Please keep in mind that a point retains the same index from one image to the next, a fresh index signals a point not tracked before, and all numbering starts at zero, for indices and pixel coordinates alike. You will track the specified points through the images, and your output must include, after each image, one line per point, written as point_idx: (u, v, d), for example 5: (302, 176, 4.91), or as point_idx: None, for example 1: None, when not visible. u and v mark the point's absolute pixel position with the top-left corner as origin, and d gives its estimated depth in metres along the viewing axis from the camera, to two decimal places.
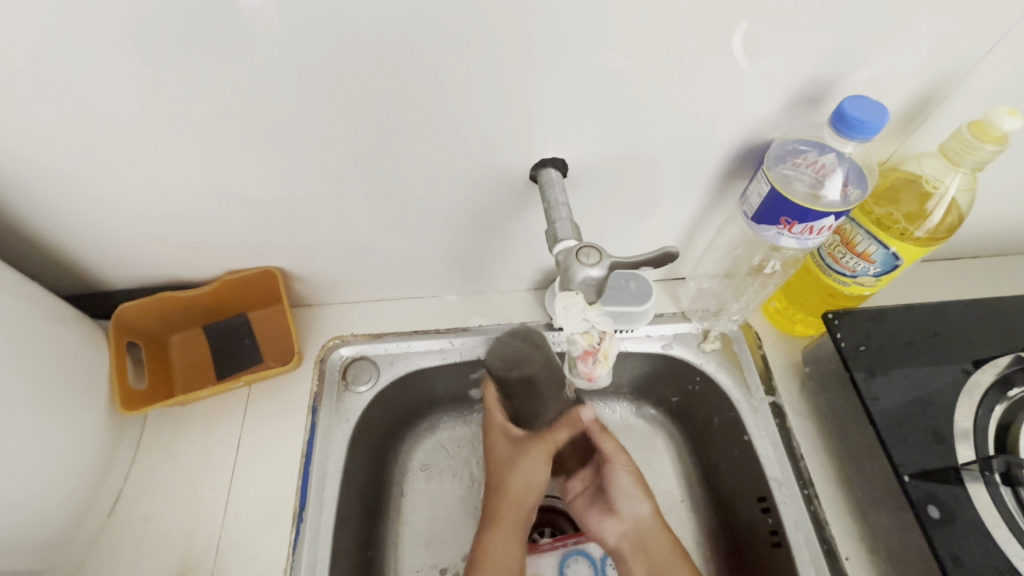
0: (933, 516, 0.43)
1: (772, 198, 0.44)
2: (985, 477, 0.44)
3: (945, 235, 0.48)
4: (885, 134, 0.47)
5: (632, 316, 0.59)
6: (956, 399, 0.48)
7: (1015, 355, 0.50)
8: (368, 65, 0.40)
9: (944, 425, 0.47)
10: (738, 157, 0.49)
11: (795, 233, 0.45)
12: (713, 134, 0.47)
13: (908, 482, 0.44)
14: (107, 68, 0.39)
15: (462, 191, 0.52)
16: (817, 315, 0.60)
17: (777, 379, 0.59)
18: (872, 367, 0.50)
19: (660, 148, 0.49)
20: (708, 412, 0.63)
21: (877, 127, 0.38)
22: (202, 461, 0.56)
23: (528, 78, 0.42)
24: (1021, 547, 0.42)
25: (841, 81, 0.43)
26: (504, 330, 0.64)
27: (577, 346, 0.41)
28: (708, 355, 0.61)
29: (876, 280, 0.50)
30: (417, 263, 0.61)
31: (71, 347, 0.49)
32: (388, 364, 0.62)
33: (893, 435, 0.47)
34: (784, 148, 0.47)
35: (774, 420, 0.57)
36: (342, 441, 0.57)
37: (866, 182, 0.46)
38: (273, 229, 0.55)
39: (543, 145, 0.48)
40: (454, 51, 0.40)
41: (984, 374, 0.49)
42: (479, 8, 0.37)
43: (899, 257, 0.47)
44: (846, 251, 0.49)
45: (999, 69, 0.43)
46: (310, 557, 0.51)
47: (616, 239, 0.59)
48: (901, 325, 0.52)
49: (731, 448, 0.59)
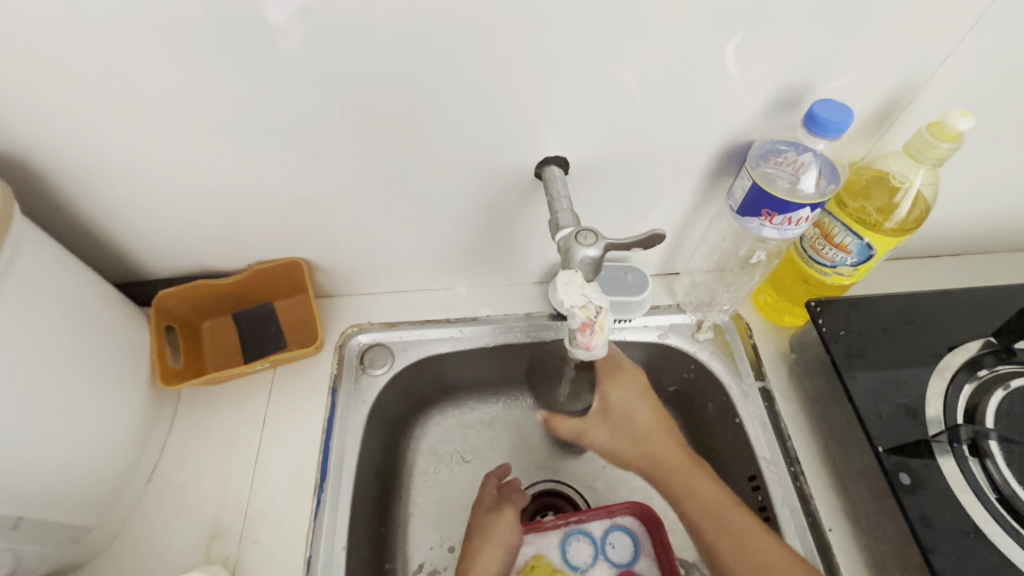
0: (905, 482, 0.47)
1: (754, 193, 0.49)
2: (954, 449, 0.48)
3: (914, 227, 0.52)
4: (857, 135, 0.52)
5: (629, 306, 0.63)
6: (928, 379, 0.52)
7: (983, 340, 0.54)
8: (391, 72, 0.45)
9: (916, 403, 0.51)
10: (725, 156, 0.54)
11: (775, 224, 0.50)
12: (702, 135, 0.52)
13: (882, 453, 0.48)
14: (165, 73, 0.44)
15: (472, 188, 0.57)
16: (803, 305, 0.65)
17: (766, 366, 0.63)
18: (851, 351, 0.54)
19: (653, 149, 0.53)
20: (702, 399, 0.67)
21: (842, 126, 0.43)
22: (231, 436, 0.60)
23: (532, 85, 0.47)
24: (986, 511, 0.45)
25: (815, 87, 0.48)
26: (511, 319, 0.69)
27: (576, 320, 0.46)
28: (701, 344, 0.65)
29: (854, 270, 0.54)
30: (430, 256, 0.66)
31: (118, 327, 0.54)
32: (402, 350, 0.67)
33: (869, 410, 0.51)
34: (765, 148, 0.52)
35: (762, 403, 0.61)
36: (360, 420, 0.62)
37: (839, 176, 0.51)
38: (300, 223, 0.60)
39: (547, 145, 0.53)
40: (467, 61, 0.45)
41: (955, 357, 0.53)
42: (490, 23, 0.42)
43: (873, 248, 0.51)
44: (826, 243, 0.54)
45: (957, 78, 0.48)
46: (330, 524, 0.55)
47: (615, 234, 0.63)
48: (878, 313, 0.56)
49: (724, 431, 0.63)
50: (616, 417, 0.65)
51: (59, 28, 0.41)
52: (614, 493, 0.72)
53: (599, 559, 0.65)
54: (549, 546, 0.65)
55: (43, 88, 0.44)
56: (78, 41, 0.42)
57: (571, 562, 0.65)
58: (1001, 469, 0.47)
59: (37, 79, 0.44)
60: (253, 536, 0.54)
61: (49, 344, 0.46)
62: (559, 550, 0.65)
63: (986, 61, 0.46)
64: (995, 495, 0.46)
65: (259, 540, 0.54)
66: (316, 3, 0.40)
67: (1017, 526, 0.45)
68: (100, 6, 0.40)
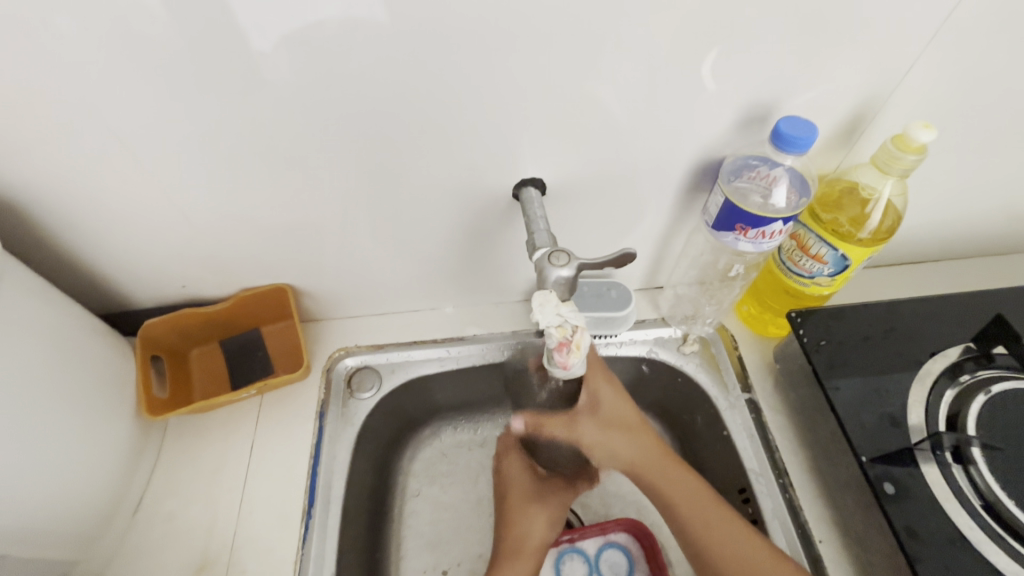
0: (890, 491, 0.47)
1: (727, 209, 0.50)
2: (937, 457, 0.48)
3: (888, 234, 0.52)
4: (827, 147, 0.53)
5: (614, 322, 0.64)
6: (910, 387, 0.52)
7: (962, 346, 0.54)
8: (364, 100, 0.47)
9: (899, 411, 0.51)
10: (699, 172, 0.55)
11: (749, 237, 0.50)
12: (674, 152, 0.53)
13: (866, 462, 0.48)
14: (149, 104, 0.45)
15: (453, 210, 0.58)
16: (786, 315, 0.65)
17: (752, 378, 0.63)
18: (832, 361, 0.55)
19: (628, 167, 0.54)
20: (691, 412, 0.67)
21: (808, 141, 0.44)
22: (219, 463, 0.60)
23: (506, 108, 0.48)
24: (970, 517, 0.45)
25: (782, 103, 0.49)
26: (498, 338, 0.69)
27: (553, 339, 0.45)
28: (688, 357, 0.66)
29: (832, 280, 0.55)
30: (414, 277, 0.67)
31: (103, 358, 0.54)
32: (389, 372, 0.67)
33: (851, 419, 0.51)
34: (737, 163, 0.53)
35: (750, 414, 0.61)
36: (348, 443, 0.62)
37: (807, 186, 0.52)
38: (284, 250, 0.60)
39: (524, 166, 0.53)
40: (439, 87, 0.46)
41: (935, 363, 0.53)
42: (459, 51, 0.44)
43: (848, 258, 0.51)
44: (802, 255, 0.54)
45: (919, 89, 0.49)
46: (318, 551, 0.55)
47: (597, 251, 0.64)
48: (859, 323, 0.57)
49: (713, 443, 0.63)
50: (605, 411, 0.58)
51: (42, 68, 0.42)
52: (607, 509, 0.72)
53: None
54: (543, 567, 0.66)
55: (28, 122, 0.45)
56: (63, 76, 0.43)
57: None
58: (985, 475, 0.47)
59: (23, 115, 0.45)
60: (240, 565, 0.54)
61: (33, 375, 0.46)
62: (553, 571, 0.65)
63: (945, 73, 0.48)
64: (980, 502, 0.46)
65: (246, 569, 0.54)
66: (289, 40, 0.42)
67: (1002, 532, 0.45)
68: (83, 50, 0.41)
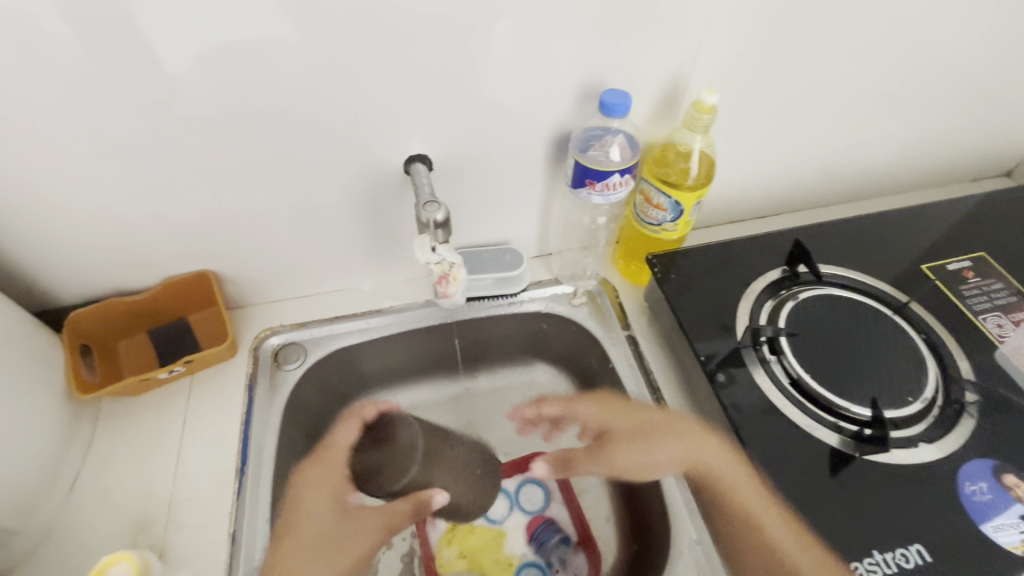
0: (721, 380, 0.59)
1: (578, 168, 0.61)
2: (757, 353, 0.60)
3: (707, 182, 0.65)
4: (658, 117, 0.66)
5: (512, 280, 0.76)
6: (739, 302, 0.65)
7: (780, 269, 0.68)
8: (262, 95, 0.54)
9: (731, 322, 0.63)
10: (562, 143, 0.66)
11: (598, 190, 0.62)
12: (537, 126, 0.64)
13: (705, 362, 0.60)
14: (61, 108, 0.50)
15: (358, 192, 0.66)
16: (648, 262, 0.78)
17: (630, 318, 0.75)
18: (680, 291, 0.67)
19: (502, 143, 0.65)
20: (587, 356, 0.78)
21: (624, 107, 0.56)
22: (153, 439, 0.64)
23: (388, 96, 0.57)
24: (779, 391, 0.57)
25: (614, 81, 0.61)
26: (413, 307, 0.77)
27: (436, 273, 0.59)
28: (578, 308, 0.77)
29: (675, 225, 0.67)
30: (331, 258, 0.74)
31: (29, 347, 0.58)
32: (314, 346, 0.74)
33: (695, 331, 0.63)
34: (587, 133, 0.64)
35: (628, 347, 0.72)
36: (277, 410, 0.68)
37: (637, 150, 0.64)
38: (203, 239, 0.66)
39: (413, 145, 0.62)
40: (327, 79, 0.54)
41: (757, 283, 0.67)
42: (338, 48, 0.52)
43: (681, 204, 0.64)
44: (649, 206, 0.66)
45: (717, 64, 0.62)
46: (252, 502, 0.60)
47: (491, 221, 0.74)
48: (703, 259, 0.69)
49: (605, 378, 0.74)
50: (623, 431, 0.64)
51: None
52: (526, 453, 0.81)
53: (513, 509, 0.74)
54: None
55: None
56: None
57: (488, 515, 0.73)
58: (793, 362, 0.59)
59: None
60: (178, 523, 0.59)
61: None
62: None
63: (733, 50, 0.61)
64: (787, 380, 0.58)
65: (184, 525, 0.59)
66: (186, 41, 0.49)
67: (803, 400, 0.57)
68: None
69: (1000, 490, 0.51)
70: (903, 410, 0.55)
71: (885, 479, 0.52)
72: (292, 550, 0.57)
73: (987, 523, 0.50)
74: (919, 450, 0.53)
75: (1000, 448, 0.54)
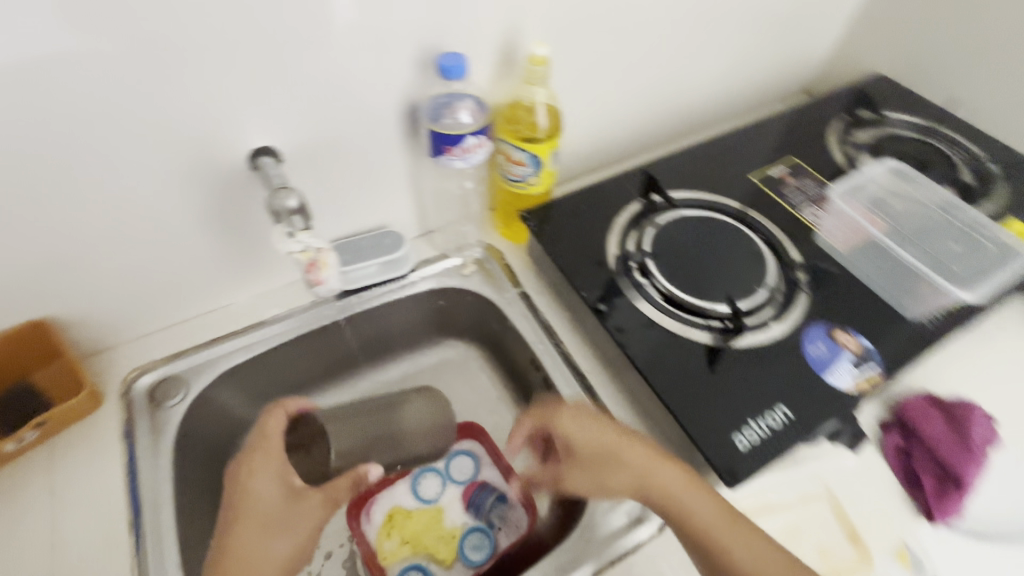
0: (604, 309, 0.63)
1: (432, 135, 0.61)
2: (630, 278, 0.66)
3: (557, 133, 0.69)
4: (501, 76, 0.67)
5: (396, 263, 0.75)
6: (608, 237, 0.70)
7: (639, 201, 0.74)
8: (57, 106, 0.48)
9: (605, 257, 0.68)
10: (415, 116, 0.66)
11: (457, 155, 0.62)
12: (384, 101, 0.63)
13: (587, 296, 0.65)
14: None
15: (206, 200, 0.61)
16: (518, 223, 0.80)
17: (519, 276, 0.78)
18: (556, 239, 0.70)
19: (352, 124, 0.63)
20: (488, 321, 0.79)
21: (459, 69, 0.58)
22: (16, 518, 0.56)
23: (211, 89, 0.53)
24: (654, 307, 0.63)
25: (449, 45, 0.61)
26: (298, 311, 0.73)
27: (302, 261, 0.64)
28: (469, 277, 0.78)
29: (538, 178, 0.70)
30: (194, 277, 0.68)
31: None
32: (195, 376, 0.67)
33: (574, 272, 0.67)
34: (434, 102, 0.65)
35: (523, 303, 0.75)
36: (166, 451, 0.62)
37: (486, 111, 0.67)
38: (28, 283, 0.58)
39: (255, 139, 0.59)
40: (132, 79, 0.49)
41: (621, 217, 0.72)
42: (136, 41, 0.47)
43: (537, 155, 0.67)
44: (510, 163, 0.69)
45: (545, 17, 0.64)
46: (155, 551, 0.55)
47: (363, 205, 0.72)
48: (572, 207, 0.74)
49: (508, 337, 0.77)
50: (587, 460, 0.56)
51: None
52: None
53: (446, 485, 0.74)
54: (401, 495, 0.73)
55: None
56: None
57: (422, 497, 0.73)
58: (661, 279, 0.65)
59: None
60: None
61: None
62: (410, 493, 0.73)
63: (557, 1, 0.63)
64: (659, 295, 0.64)
65: None
66: None
67: (674, 309, 0.63)
68: None
69: (834, 345, 0.61)
70: (752, 299, 0.64)
71: (751, 359, 0.59)
72: (267, 465, 0.55)
73: (829, 374, 0.58)
74: (770, 330, 0.62)
75: (832, 314, 0.63)
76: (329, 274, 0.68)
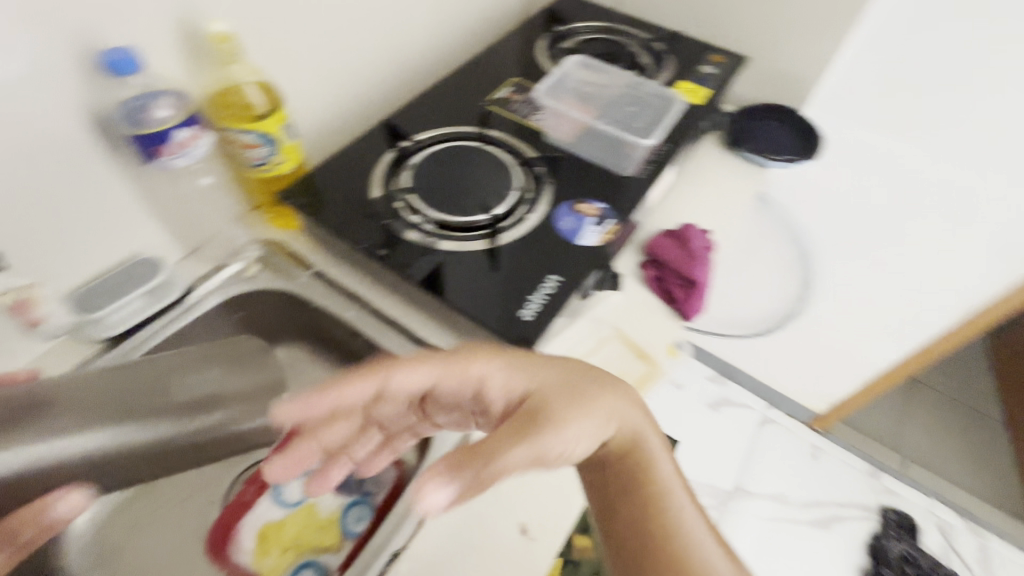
0: (383, 253, 0.67)
1: (135, 139, 0.58)
2: (399, 219, 0.70)
3: (278, 106, 0.70)
4: (194, 66, 0.65)
5: (162, 289, 0.69)
6: (370, 191, 0.73)
7: (390, 151, 0.78)
8: None
9: (373, 209, 0.72)
10: (110, 129, 0.60)
11: (173, 153, 0.61)
12: (60, 121, 0.56)
13: (365, 248, 0.68)
14: None
15: None
16: (280, 208, 0.78)
17: (307, 257, 0.77)
18: (321, 209, 0.72)
19: (30, 156, 0.56)
20: (293, 312, 0.77)
21: (129, 60, 0.55)
22: None
23: None
24: (426, 237, 0.69)
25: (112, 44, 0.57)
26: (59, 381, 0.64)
27: (7, 305, 0.59)
28: (256, 277, 0.75)
29: (280, 156, 0.70)
30: None
31: None
32: None
33: (347, 232, 0.69)
34: (125, 107, 0.59)
35: (317, 280, 0.75)
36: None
37: (195, 106, 0.65)
38: None
39: None
40: None
41: (377, 169, 0.76)
42: None
43: (268, 133, 0.66)
44: (244, 149, 0.67)
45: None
46: None
47: (95, 241, 0.65)
48: (328, 175, 0.75)
49: (317, 319, 0.76)
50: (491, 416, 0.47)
51: None
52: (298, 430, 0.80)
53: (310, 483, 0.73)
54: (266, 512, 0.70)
55: None
56: None
57: (290, 503, 0.71)
58: (426, 210, 0.71)
59: None
60: None
61: None
62: (274, 504, 0.71)
63: None
64: (428, 224, 0.70)
65: None
66: None
67: (445, 232, 0.69)
68: None
69: (579, 216, 0.72)
70: (506, 201, 0.72)
71: (518, 249, 0.68)
72: None
73: (579, 239, 0.70)
74: (526, 221, 0.71)
75: (572, 192, 0.75)
76: (48, 311, 0.63)
